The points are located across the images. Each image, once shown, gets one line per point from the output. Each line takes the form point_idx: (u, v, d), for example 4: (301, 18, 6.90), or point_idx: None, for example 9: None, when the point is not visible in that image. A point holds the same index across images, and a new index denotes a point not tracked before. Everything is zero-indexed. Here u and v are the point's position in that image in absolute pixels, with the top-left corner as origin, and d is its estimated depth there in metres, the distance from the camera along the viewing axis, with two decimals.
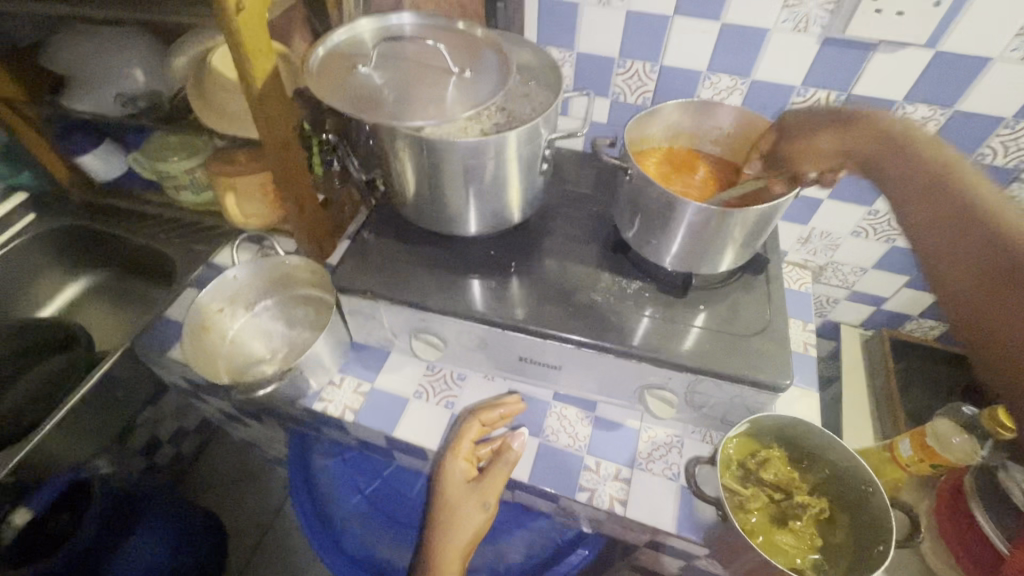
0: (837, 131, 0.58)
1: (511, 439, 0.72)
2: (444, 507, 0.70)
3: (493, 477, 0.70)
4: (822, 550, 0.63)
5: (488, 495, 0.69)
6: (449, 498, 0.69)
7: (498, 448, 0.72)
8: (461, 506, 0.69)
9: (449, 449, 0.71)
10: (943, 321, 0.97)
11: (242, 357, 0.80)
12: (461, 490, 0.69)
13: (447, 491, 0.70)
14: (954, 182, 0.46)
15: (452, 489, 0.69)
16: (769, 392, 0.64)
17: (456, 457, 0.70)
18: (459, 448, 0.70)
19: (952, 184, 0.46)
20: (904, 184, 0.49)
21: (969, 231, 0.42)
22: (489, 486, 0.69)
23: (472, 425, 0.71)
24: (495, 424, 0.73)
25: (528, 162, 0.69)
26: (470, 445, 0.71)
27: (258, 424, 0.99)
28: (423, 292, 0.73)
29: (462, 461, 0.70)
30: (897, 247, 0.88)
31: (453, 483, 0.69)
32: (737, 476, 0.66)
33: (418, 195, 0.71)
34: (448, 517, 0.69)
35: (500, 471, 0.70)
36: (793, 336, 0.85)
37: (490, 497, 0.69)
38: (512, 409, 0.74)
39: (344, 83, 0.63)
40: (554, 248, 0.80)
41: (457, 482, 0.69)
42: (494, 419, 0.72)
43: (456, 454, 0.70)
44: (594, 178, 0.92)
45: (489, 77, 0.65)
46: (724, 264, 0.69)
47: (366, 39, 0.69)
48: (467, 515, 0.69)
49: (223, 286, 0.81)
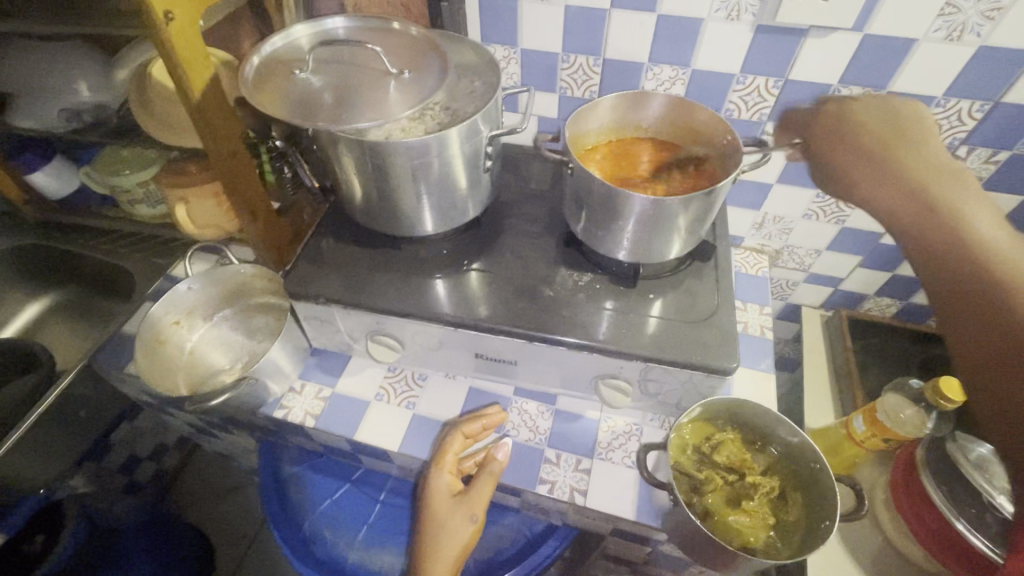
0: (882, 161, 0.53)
1: (493, 450, 0.70)
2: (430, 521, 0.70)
3: (479, 488, 0.69)
4: (777, 529, 0.65)
5: (475, 507, 0.68)
6: (436, 511, 0.69)
7: (482, 460, 0.71)
8: (448, 518, 0.69)
9: (433, 461, 0.71)
10: (899, 299, 0.98)
11: (202, 369, 0.80)
12: (447, 503, 0.69)
13: (433, 503, 0.69)
14: (966, 239, 0.43)
15: (438, 502, 0.69)
16: (717, 375, 0.65)
17: (440, 468, 0.69)
18: (444, 461, 0.70)
19: (976, 256, 0.42)
20: (932, 275, 0.44)
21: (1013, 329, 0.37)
22: (474, 498, 0.68)
23: (454, 437, 0.71)
24: (478, 435, 0.73)
25: (471, 159, 0.69)
26: (455, 456, 0.71)
27: (228, 435, 0.99)
28: (377, 295, 0.73)
29: (447, 474, 0.69)
30: (848, 228, 0.89)
31: (440, 496, 0.69)
32: (693, 460, 0.68)
33: (366, 198, 0.71)
34: (433, 530, 0.69)
35: (485, 481, 0.69)
36: (750, 320, 0.86)
37: (476, 509, 0.68)
38: (493, 420, 0.73)
39: (283, 90, 0.63)
40: (512, 243, 0.81)
41: (443, 494, 0.69)
42: (476, 431, 0.72)
43: (441, 467, 0.69)
44: (548, 172, 0.92)
45: (428, 76, 0.65)
46: (673, 252, 0.70)
47: (304, 45, 0.69)
48: (454, 529, 0.68)
49: (177, 299, 0.81)
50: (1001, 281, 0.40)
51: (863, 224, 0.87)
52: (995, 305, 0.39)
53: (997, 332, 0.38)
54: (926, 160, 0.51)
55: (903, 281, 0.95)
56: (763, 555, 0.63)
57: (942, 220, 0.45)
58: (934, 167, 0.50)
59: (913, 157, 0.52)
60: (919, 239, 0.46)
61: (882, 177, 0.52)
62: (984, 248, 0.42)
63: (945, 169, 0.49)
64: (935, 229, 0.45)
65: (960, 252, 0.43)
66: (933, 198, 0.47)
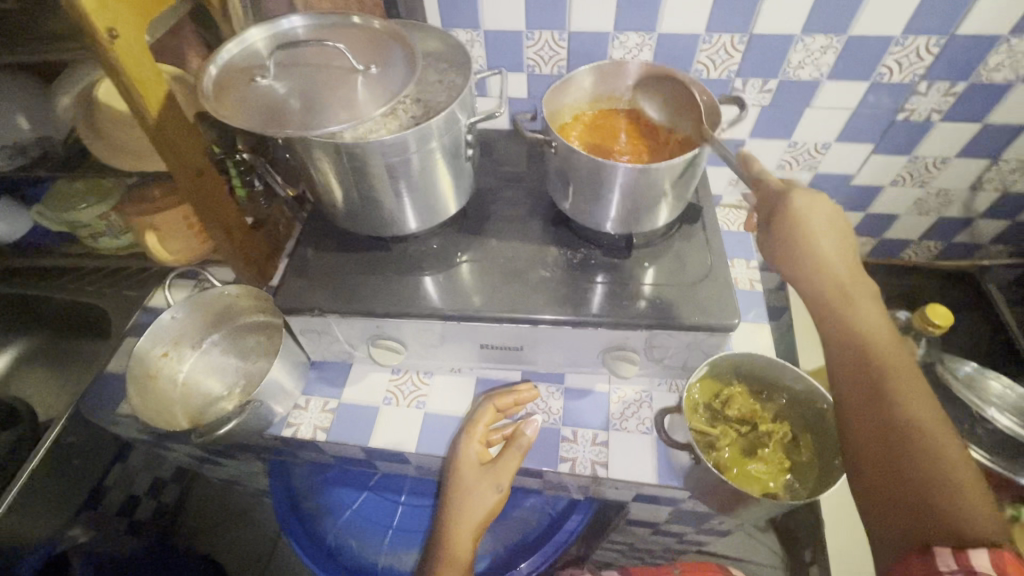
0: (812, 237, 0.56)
1: (523, 424, 0.70)
2: (454, 488, 0.69)
3: (506, 459, 0.69)
4: (793, 471, 0.68)
5: (502, 477, 0.68)
6: (461, 480, 0.69)
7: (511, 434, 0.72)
8: (476, 485, 0.68)
9: (463, 431, 0.72)
10: (873, 236, 1.03)
11: (199, 398, 0.77)
12: (474, 471, 0.69)
13: (461, 472, 0.69)
14: (853, 321, 0.54)
15: (465, 471, 0.69)
16: (722, 333, 0.66)
17: (470, 436, 0.70)
18: (475, 431, 0.71)
19: (858, 346, 0.52)
20: (833, 356, 0.54)
21: (881, 411, 0.49)
22: (502, 468, 0.68)
23: (488, 409, 0.72)
24: (510, 411, 0.73)
25: (451, 151, 0.68)
26: (485, 428, 0.71)
27: (232, 461, 0.96)
28: (372, 299, 0.72)
29: (476, 444, 0.70)
30: (820, 174, 0.91)
31: (467, 463, 0.69)
32: (705, 418, 0.70)
33: (348, 202, 0.70)
34: (459, 498, 0.69)
35: (513, 454, 0.69)
36: (739, 275, 0.88)
37: (503, 480, 0.68)
38: (526, 397, 0.74)
39: (247, 100, 0.60)
40: (498, 229, 0.80)
41: (471, 462, 0.69)
42: (509, 405, 0.73)
43: (471, 436, 0.70)
44: (526, 153, 0.91)
45: (396, 69, 0.63)
46: (662, 218, 0.71)
47: (260, 50, 0.66)
48: (478, 497, 0.68)
49: (162, 330, 0.78)
50: (872, 365, 0.51)
51: (833, 167, 0.90)
52: (859, 377, 0.51)
53: (860, 403, 0.50)
54: (815, 205, 0.57)
55: (875, 218, 0.99)
56: (784, 497, 0.66)
57: (837, 305, 0.55)
58: (835, 219, 0.57)
59: (826, 239, 0.56)
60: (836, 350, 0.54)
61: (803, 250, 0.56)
62: (865, 333, 0.53)
63: (829, 213, 0.57)
64: (833, 306, 0.55)
65: (860, 351, 0.52)
66: (845, 289, 0.55)
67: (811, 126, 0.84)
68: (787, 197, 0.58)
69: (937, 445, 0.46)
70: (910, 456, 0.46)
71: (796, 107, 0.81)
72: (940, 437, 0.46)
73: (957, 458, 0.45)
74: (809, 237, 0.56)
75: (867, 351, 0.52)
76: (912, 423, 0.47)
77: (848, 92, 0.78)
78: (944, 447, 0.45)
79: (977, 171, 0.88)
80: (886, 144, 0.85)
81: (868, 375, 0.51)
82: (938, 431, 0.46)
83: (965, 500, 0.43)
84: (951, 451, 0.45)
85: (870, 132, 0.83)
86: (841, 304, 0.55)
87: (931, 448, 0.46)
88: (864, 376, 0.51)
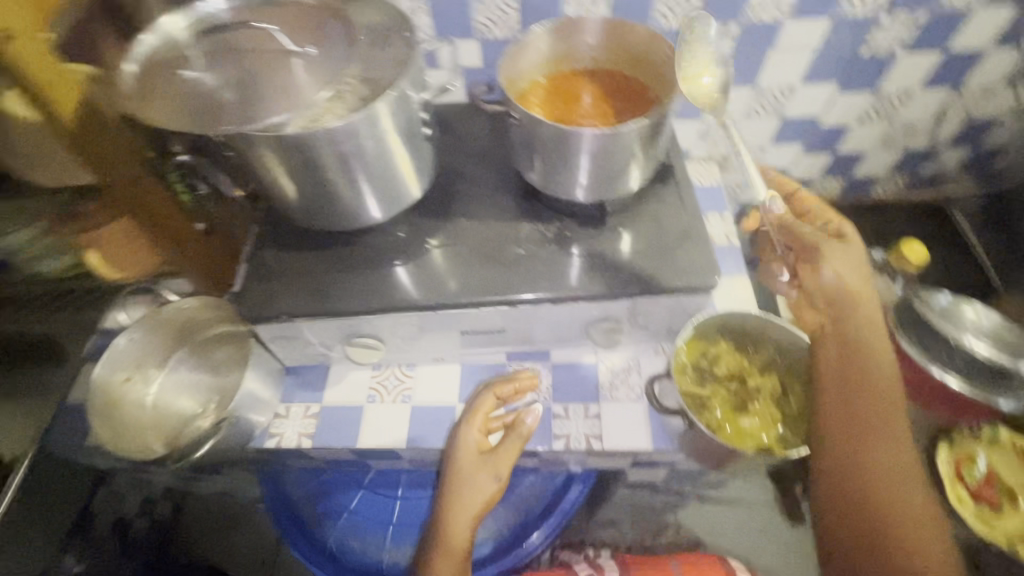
0: (847, 280, 0.61)
1: (523, 414, 0.70)
2: (453, 478, 0.69)
3: (505, 449, 0.69)
4: (784, 422, 0.69)
5: (501, 467, 0.69)
6: (460, 469, 0.69)
7: (511, 423, 0.71)
8: (475, 474, 0.68)
9: (463, 418, 0.71)
10: (843, 177, 1.03)
11: (173, 419, 0.73)
12: (473, 460, 0.69)
13: (459, 461, 0.69)
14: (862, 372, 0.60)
15: (464, 460, 0.69)
16: (704, 293, 0.65)
17: (471, 426, 0.69)
18: (474, 418, 0.70)
19: (862, 396, 0.60)
20: (835, 402, 0.60)
21: (861, 452, 0.58)
22: (501, 458, 0.69)
23: (487, 397, 0.71)
24: (512, 399, 0.72)
25: (407, 131, 0.64)
26: (485, 416, 0.71)
27: (219, 475, 0.93)
28: (342, 296, 0.68)
29: (476, 432, 0.69)
30: (788, 118, 0.90)
31: (467, 452, 0.69)
32: (694, 378, 0.71)
33: (302, 197, 0.65)
34: (457, 487, 0.69)
35: (512, 445, 0.69)
36: (715, 230, 0.86)
37: (502, 469, 0.69)
38: (525, 384, 0.73)
39: (174, 97, 0.55)
40: (468, 209, 0.77)
41: (471, 451, 0.69)
42: (509, 393, 0.72)
43: (470, 423, 0.70)
44: (486, 126, 0.86)
45: (336, 49, 0.59)
46: (634, 181, 0.69)
47: (181, 37, 0.59)
48: (478, 486, 0.69)
49: (119, 354, 0.73)
50: (869, 419, 0.59)
51: (799, 111, 0.88)
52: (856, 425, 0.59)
53: (848, 449, 0.58)
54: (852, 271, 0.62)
55: (844, 159, 0.99)
56: (778, 449, 0.67)
57: (856, 354, 0.61)
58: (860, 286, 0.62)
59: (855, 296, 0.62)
60: (841, 381, 0.61)
61: (836, 283, 0.62)
62: (869, 386, 0.60)
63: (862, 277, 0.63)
64: (852, 354, 0.61)
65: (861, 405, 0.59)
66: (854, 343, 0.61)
67: (776, 70, 0.81)
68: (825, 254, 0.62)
69: (898, 496, 0.56)
70: (878, 513, 0.56)
71: (759, 52, 0.79)
72: (905, 485, 0.57)
73: (913, 515, 0.56)
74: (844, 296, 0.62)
75: (866, 401, 0.59)
76: (881, 470, 0.57)
77: (810, 31, 0.76)
78: (898, 498, 0.56)
79: (939, 101, 0.88)
80: (850, 82, 0.84)
81: (865, 424, 0.59)
82: (899, 477, 0.57)
83: (926, 555, 0.53)
84: (911, 506, 0.56)
85: (834, 71, 0.82)
86: (856, 352, 0.61)
87: (892, 499, 0.56)
88: (859, 433, 0.58)
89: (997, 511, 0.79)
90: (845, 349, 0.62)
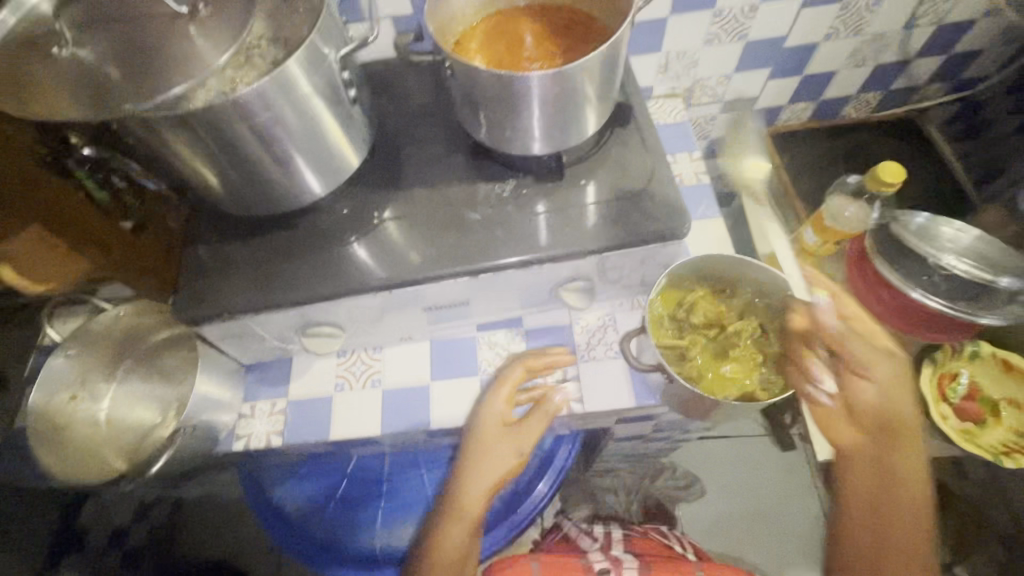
0: (891, 395, 0.68)
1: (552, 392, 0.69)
2: (474, 447, 0.67)
3: (531, 425, 0.67)
4: (767, 364, 0.67)
5: (525, 441, 0.67)
6: (482, 439, 0.66)
7: (537, 398, 0.69)
8: (496, 447, 0.66)
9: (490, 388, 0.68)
10: (812, 99, 0.98)
11: (132, 434, 0.69)
12: (496, 432, 0.66)
13: (482, 429, 0.66)
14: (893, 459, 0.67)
15: (487, 429, 0.66)
16: (674, 241, 0.61)
17: (497, 396, 0.67)
18: (502, 388, 0.67)
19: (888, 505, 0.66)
20: (860, 474, 0.68)
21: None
22: (527, 433, 0.67)
23: (518, 367, 0.68)
24: (541, 372, 0.69)
25: (330, 93, 0.57)
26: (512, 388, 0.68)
27: (199, 479, 0.90)
28: (290, 284, 0.63)
29: (502, 403, 0.66)
30: (751, 42, 0.84)
31: (490, 422, 0.66)
32: (673, 330, 0.68)
33: (228, 183, 0.59)
34: (478, 456, 0.67)
35: (539, 420, 0.67)
36: (684, 170, 0.81)
37: (525, 444, 0.67)
38: (558, 362, 0.69)
39: (46, 80, 0.48)
40: (418, 175, 0.71)
41: (493, 423, 0.66)
42: (541, 366, 0.69)
43: (498, 393, 0.67)
44: (426, 81, 0.78)
45: (231, 4, 0.51)
46: (591, 125, 0.63)
47: (49, 11, 0.51)
48: (499, 458, 0.67)
49: (58, 373, 0.68)
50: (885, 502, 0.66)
51: (763, 31, 0.82)
52: (873, 508, 0.66)
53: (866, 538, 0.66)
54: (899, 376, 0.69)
55: (812, 80, 0.94)
56: (763, 394, 0.64)
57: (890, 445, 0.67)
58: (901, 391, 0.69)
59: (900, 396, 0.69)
60: (869, 489, 0.67)
61: (880, 396, 0.68)
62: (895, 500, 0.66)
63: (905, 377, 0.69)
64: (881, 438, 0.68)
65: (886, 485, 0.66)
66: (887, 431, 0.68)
67: None
68: (877, 357, 0.69)
69: None
70: None
71: None
72: None
73: None
74: (890, 394, 0.68)
75: (891, 494, 0.66)
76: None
77: None
78: None
79: (909, 6, 0.82)
80: None
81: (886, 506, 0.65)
82: None
83: None
84: None
85: None
86: (888, 442, 0.67)
87: None
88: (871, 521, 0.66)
89: (980, 425, 0.80)
90: (878, 468, 0.67)
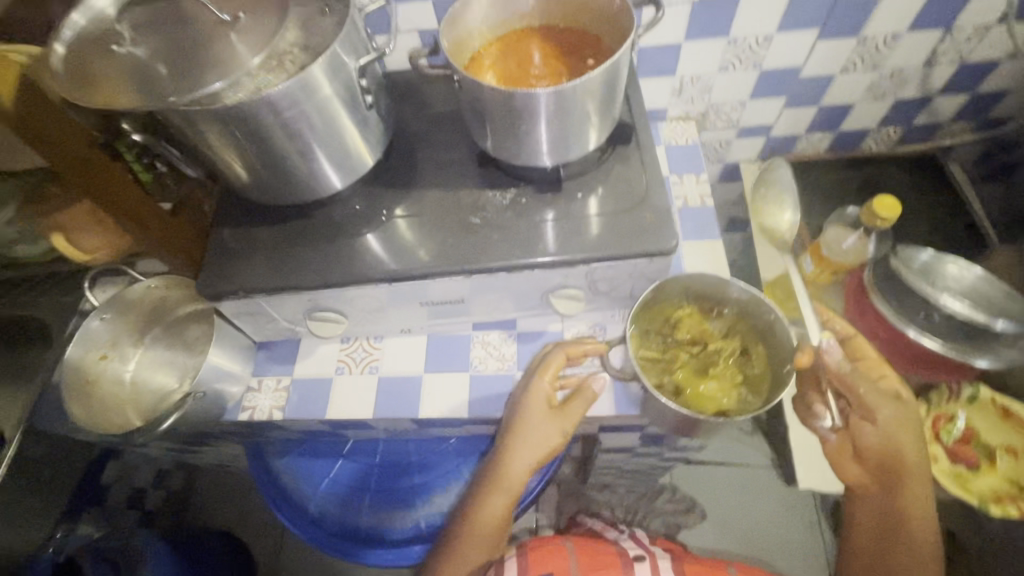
0: (893, 438, 0.71)
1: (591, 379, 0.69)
2: (519, 423, 0.67)
3: (574, 408, 0.67)
4: (746, 385, 0.68)
5: (568, 423, 0.67)
6: (525, 417, 0.67)
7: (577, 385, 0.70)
8: (541, 425, 0.66)
9: (536, 369, 0.69)
10: (830, 130, 0.98)
11: (149, 396, 0.75)
12: (541, 412, 0.66)
13: (527, 406, 0.67)
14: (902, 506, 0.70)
15: (532, 406, 0.66)
16: (660, 257, 0.64)
17: (541, 378, 0.67)
18: (546, 368, 0.68)
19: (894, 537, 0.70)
20: (867, 511, 0.74)
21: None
22: (569, 415, 0.67)
23: (561, 352, 0.69)
24: (580, 360, 0.70)
25: (348, 97, 0.62)
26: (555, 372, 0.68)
27: (210, 447, 0.96)
28: (301, 269, 0.68)
29: (547, 383, 0.67)
30: (765, 71, 0.85)
31: (535, 401, 0.67)
32: (657, 344, 0.71)
33: (255, 174, 0.65)
34: (523, 432, 0.66)
35: (580, 406, 0.67)
36: (689, 192, 0.83)
37: (569, 426, 0.67)
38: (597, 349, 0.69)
39: (102, 73, 0.55)
40: (428, 178, 0.75)
41: (539, 403, 0.67)
42: (581, 354, 0.69)
43: (542, 374, 0.67)
44: (445, 92, 0.83)
45: (266, 14, 0.57)
46: (591, 140, 0.66)
47: (113, 14, 0.59)
48: (541, 437, 0.66)
49: (93, 334, 0.76)
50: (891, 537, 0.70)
51: (777, 61, 0.84)
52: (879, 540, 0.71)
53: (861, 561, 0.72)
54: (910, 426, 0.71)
55: (830, 111, 0.94)
56: (736, 412, 0.66)
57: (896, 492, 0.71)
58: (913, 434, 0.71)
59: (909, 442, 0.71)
60: (873, 528, 0.72)
61: (883, 440, 0.72)
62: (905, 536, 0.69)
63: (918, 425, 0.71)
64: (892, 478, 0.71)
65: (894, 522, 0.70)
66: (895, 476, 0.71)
67: (749, 16, 0.77)
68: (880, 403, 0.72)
69: None
70: None
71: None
72: None
73: None
74: (899, 437, 0.71)
75: (896, 531, 0.70)
76: None
77: None
78: None
79: (929, 44, 0.82)
80: (833, 24, 0.78)
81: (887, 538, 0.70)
82: None
83: None
84: None
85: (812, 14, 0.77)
86: (898, 481, 0.71)
87: None
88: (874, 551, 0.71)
89: (973, 471, 0.83)
90: (885, 510, 0.72)
